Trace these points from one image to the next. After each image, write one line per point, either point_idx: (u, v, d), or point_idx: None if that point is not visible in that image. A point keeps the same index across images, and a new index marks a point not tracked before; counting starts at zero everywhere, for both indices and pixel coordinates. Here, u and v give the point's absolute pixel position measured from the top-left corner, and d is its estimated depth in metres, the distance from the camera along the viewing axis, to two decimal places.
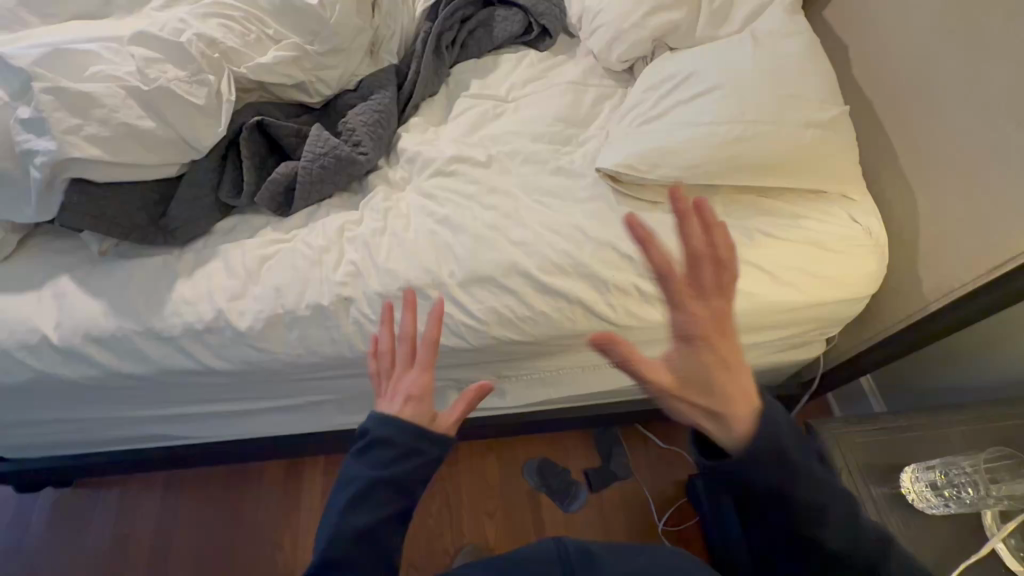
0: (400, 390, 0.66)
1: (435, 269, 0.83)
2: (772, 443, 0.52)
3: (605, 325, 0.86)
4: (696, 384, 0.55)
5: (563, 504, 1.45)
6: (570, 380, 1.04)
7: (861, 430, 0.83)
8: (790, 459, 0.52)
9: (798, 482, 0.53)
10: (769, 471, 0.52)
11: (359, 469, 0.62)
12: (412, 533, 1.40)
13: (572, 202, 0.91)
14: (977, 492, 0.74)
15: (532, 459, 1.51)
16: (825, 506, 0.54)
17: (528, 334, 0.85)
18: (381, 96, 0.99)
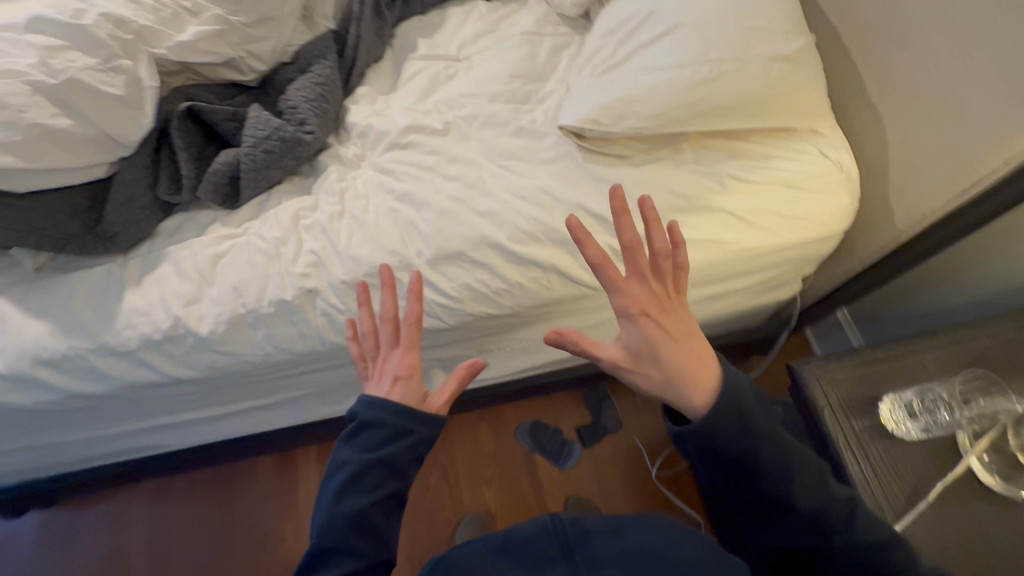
0: (388, 371, 0.65)
1: (402, 250, 0.80)
2: (732, 407, 0.53)
3: (583, 289, 0.84)
4: (651, 360, 0.55)
5: (558, 462, 1.48)
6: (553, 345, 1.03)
7: (838, 366, 0.84)
8: (754, 420, 0.53)
9: (764, 446, 0.54)
10: (736, 437, 0.53)
11: (351, 453, 0.61)
12: (413, 511, 1.42)
13: (537, 164, 0.87)
14: (951, 414, 0.78)
15: (524, 422, 1.53)
16: (792, 468, 0.55)
17: (506, 306, 0.83)
18: (321, 66, 0.91)
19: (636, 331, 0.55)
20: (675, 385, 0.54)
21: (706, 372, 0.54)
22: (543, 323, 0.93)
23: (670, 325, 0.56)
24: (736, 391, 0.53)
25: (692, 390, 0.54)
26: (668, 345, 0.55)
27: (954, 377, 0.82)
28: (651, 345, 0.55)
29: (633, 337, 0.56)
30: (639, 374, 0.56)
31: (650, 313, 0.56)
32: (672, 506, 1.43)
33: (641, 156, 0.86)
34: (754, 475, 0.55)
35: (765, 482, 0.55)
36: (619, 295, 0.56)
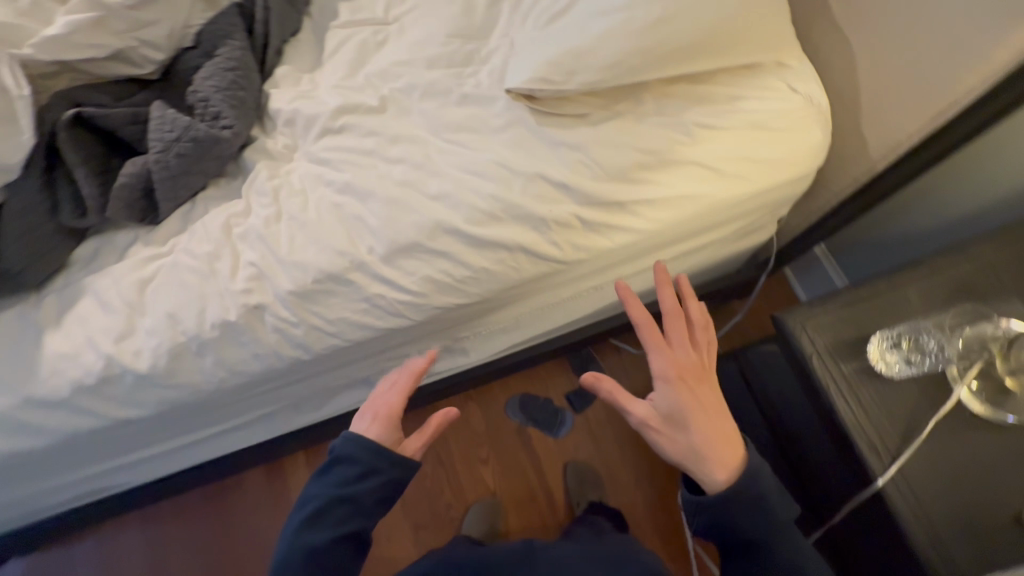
0: (371, 408, 0.74)
1: (351, 249, 0.72)
2: (749, 491, 0.66)
3: (553, 265, 0.79)
4: (679, 423, 0.69)
5: (552, 431, 1.48)
6: (532, 322, 0.98)
7: (824, 311, 0.82)
8: (773, 512, 0.67)
9: (777, 535, 0.67)
10: (750, 518, 0.66)
11: (321, 488, 0.69)
12: (413, 501, 1.40)
13: (488, 135, 0.79)
14: (942, 350, 0.76)
15: (513, 396, 1.51)
16: (802, 566, 0.66)
17: (474, 294, 0.77)
18: (230, 47, 0.80)
19: (672, 395, 0.69)
20: (696, 452, 0.67)
21: (729, 450, 0.68)
22: (517, 302, 0.88)
23: (701, 398, 0.70)
24: (758, 480, 0.67)
25: (712, 460, 0.67)
26: (698, 413, 0.69)
27: (950, 310, 0.79)
28: (682, 412, 0.69)
29: (668, 401, 0.70)
30: (665, 433, 0.69)
31: (683, 382, 0.70)
32: (666, 461, 1.46)
33: (600, 113, 0.78)
34: (766, 555, 0.66)
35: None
36: (662, 363, 0.71)
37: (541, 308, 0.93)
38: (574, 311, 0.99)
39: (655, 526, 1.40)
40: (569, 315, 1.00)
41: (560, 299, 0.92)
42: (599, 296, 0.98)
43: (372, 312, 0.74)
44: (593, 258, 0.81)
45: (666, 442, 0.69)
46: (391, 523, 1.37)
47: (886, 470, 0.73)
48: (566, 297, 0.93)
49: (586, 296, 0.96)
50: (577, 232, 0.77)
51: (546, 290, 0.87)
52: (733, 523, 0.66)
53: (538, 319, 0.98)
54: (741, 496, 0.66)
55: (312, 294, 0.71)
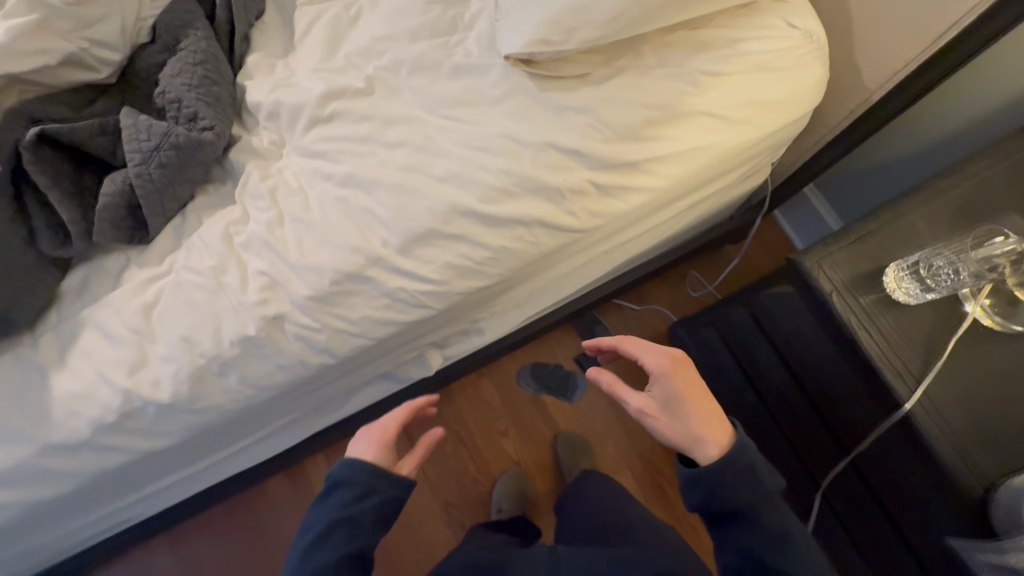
0: (367, 435, 0.80)
1: (365, 245, 0.68)
2: (742, 461, 0.71)
3: (571, 236, 0.77)
4: (674, 410, 0.75)
5: (567, 396, 1.50)
6: (546, 294, 0.97)
7: (838, 248, 0.84)
8: (763, 483, 0.71)
9: (764, 503, 0.71)
10: (741, 488, 0.70)
11: (324, 511, 0.75)
12: (441, 479, 1.41)
13: (487, 107, 0.75)
14: (960, 276, 0.77)
15: (524, 366, 1.51)
16: (789, 534, 0.69)
17: (496, 275, 0.75)
18: (193, 39, 0.73)
19: (666, 386, 0.75)
20: (688, 429, 0.73)
21: (720, 427, 0.73)
22: (534, 276, 0.86)
23: (693, 386, 0.76)
24: (749, 454, 0.72)
25: (703, 436, 0.72)
26: (691, 399, 0.74)
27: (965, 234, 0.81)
28: (676, 400, 0.74)
29: (663, 391, 0.76)
30: (663, 420, 0.75)
31: (676, 371, 0.76)
32: None
33: (601, 71, 0.75)
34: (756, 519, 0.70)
35: (763, 549, 0.68)
36: (660, 356, 0.77)
37: (556, 278, 0.92)
38: (585, 277, 0.99)
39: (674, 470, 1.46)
40: (581, 282, 1.00)
41: (574, 267, 0.91)
42: (609, 259, 0.98)
43: (394, 307, 0.71)
44: (608, 223, 0.79)
45: (664, 429, 0.75)
46: (422, 507, 1.38)
47: (913, 393, 0.76)
48: (580, 265, 0.91)
49: (598, 261, 0.95)
50: (592, 198, 0.75)
51: (562, 260, 0.85)
52: (723, 489, 0.71)
53: (552, 289, 0.96)
54: (731, 468, 0.71)
55: (331, 298, 0.67)
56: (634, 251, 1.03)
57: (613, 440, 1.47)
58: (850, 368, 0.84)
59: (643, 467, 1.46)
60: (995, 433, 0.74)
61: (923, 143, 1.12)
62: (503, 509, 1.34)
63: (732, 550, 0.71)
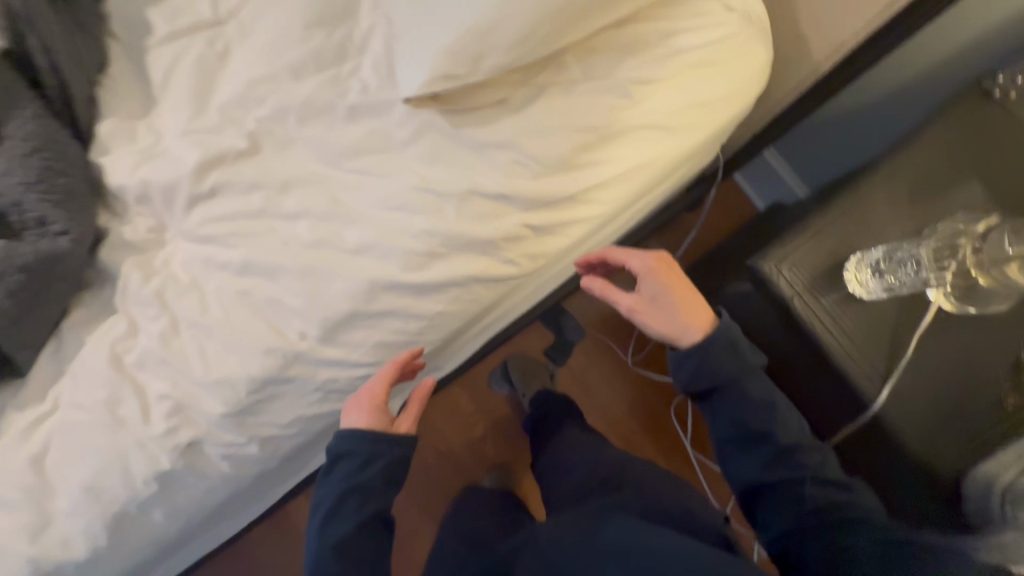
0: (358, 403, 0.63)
1: (282, 344, 0.60)
2: (724, 338, 0.63)
3: (513, 283, 0.70)
4: (662, 304, 0.65)
5: None
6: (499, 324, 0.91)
7: (795, 246, 0.79)
8: (745, 357, 0.65)
9: (749, 376, 0.64)
10: (724, 362, 0.63)
11: (333, 485, 0.65)
12: (428, 492, 1.40)
13: (396, 153, 0.65)
14: (919, 271, 0.74)
15: (493, 368, 1.48)
16: (774, 404, 0.63)
17: (438, 339, 0.69)
18: (20, 120, 0.60)
19: (654, 279, 0.65)
20: (674, 321, 0.65)
21: (706, 311, 0.65)
22: (483, 321, 0.79)
23: (678, 275, 0.66)
24: (731, 332, 0.64)
25: (688, 325, 0.64)
26: (678, 289, 0.65)
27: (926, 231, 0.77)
28: (663, 292, 0.65)
29: (650, 285, 0.66)
30: (651, 316, 0.66)
31: (660, 263, 0.66)
32: (651, 386, 1.51)
33: (521, 93, 0.66)
34: (737, 388, 0.63)
35: (749, 415, 0.62)
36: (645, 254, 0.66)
37: (507, 313, 0.85)
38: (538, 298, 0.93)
39: (659, 447, 1.47)
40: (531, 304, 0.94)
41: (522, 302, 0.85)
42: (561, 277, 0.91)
43: (328, 397, 0.64)
44: (551, 261, 0.72)
45: (653, 324, 0.66)
46: (409, 529, 1.37)
47: (880, 391, 0.74)
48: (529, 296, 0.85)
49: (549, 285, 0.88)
50: (529, 241, 0.68)
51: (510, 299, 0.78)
52: (711, 366, 0.63)
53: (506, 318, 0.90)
54: (716, 345, 0.63)
55: (252, 407, 0.60)
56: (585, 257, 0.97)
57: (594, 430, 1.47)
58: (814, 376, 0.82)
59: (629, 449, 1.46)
60: (959, 429, 0.73)
61: (873, 98, 1.07)
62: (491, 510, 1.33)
63: (723, 422, 0.64)
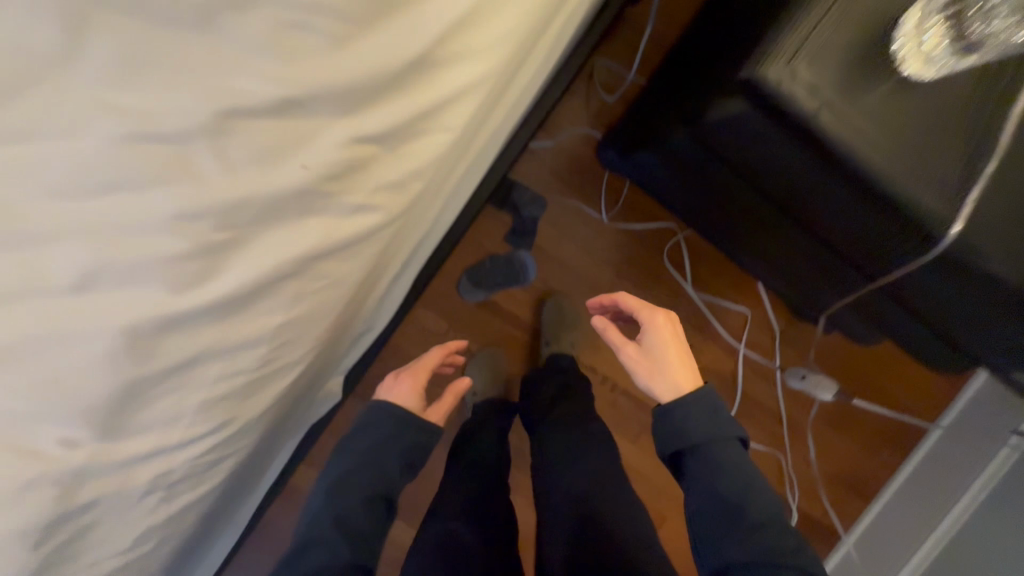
0: (397, 386, 0.80)
1: (35, 472, 0.36)
2: (705, 403, 0.66)
3: (383, 230, 0.44)
4: (653, 358, 0.70)
5: (519, 282, 1.26)
6: (410, 259, 0.67)
7: (809, 30, 0.50)
8: (726, 428, 0.65)
9: (725, 449, 0.64)
10: (706, 424, 0.64)
11: (354, 453, 0.70)
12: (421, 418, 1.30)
13: (61, 78, 0.33)
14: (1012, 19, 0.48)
15: (461, 275, 1.27)
16: (751, 482, 0.61)
17: (309, 346, 0.45)
18: None
19: (655, 336, 0.71)
20: (661, 375, 0.69)
21: (691, 375, 0.69)
22: (373, 278, 0.54)
23: (677, 338, 0.71)
24: (716, 401, 0.66)
25: (674, 380, 0.68)
26: (669, 347, 0.70)
27: None
28: (659, 347, 0.71)
29: (652, 338, 0.71)
30: (642, 366, 0.71)
31: (668, 325, 0.72)
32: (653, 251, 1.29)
33: None
34: (713, 454, 0.63)
35: (725, 489, 0.61)
36: (657, 313, 0.72)
37: (408, 248, 0.60)
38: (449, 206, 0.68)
39: (660, 299, 1.30)
40: (444, 213, 0.69)
41: (424, 225, 0.60)
42: (471, 170, 0.65)
43: (178, 491, 0.43)
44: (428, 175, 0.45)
45: (641, 372, 0.71)
46: None
47: (957, 215, 0.52)
48: (429, 218, 0.59)
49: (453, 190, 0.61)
50: (376, 165, 0.40)
51: (402, 238, 0.53)
52: (688, 424, 0.65)
53: (414, 250, 0.65)
54: (694, 404, 0.66)
55: (59, 560, 0.39)
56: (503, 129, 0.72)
57: (584, 304, 1.30)
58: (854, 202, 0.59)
59: None
60: None
61: None
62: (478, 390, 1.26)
63: (701, 495, 0.62)
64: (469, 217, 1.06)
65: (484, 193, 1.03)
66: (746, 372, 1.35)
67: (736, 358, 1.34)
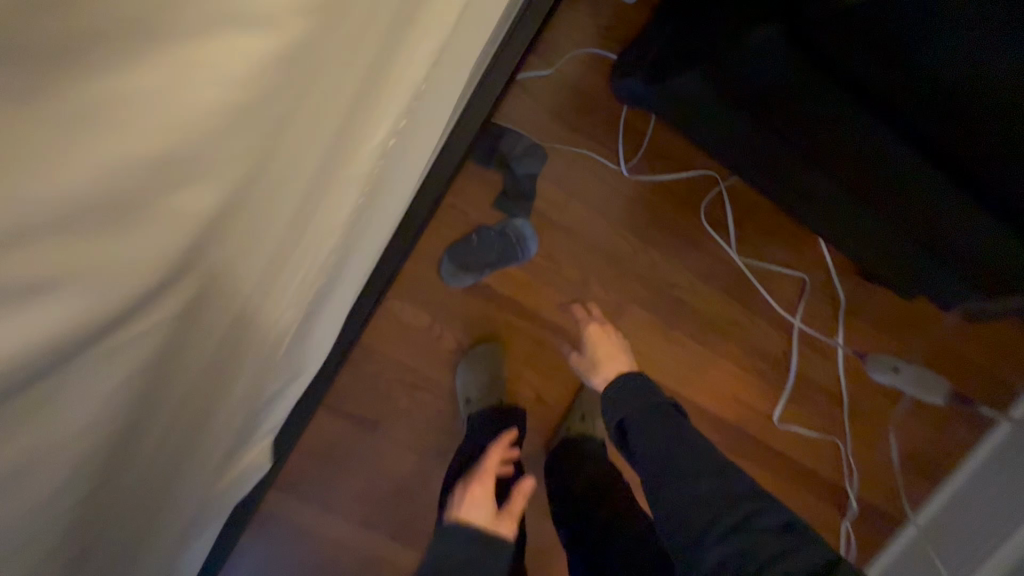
0: (469, 500, 0.78)
1: None
2: (640, 385, 0.83)
3: (272, 168, 0.24)
4: (592, 357, 0.94)
5: (518, 256, 0.98)
6: (331, 281, 0.44)
7: None
8: (655, 405, 0.80)
9: (656, 422, 0.77)
10: (634, 405, 0.80)
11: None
12: (409, 429, 1.09)
13: None
14: None
15: (442, 255, 1.00)
16: (690, 442, 0.74)
17: (123, 374, 0.23)
18: None
19: (597, 343, 0.94)
20: (602, 372, 0.91)
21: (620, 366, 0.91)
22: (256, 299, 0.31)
23: (613, 341, 0.94)
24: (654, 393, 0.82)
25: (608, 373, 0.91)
26: (606, 349, 0.93)
27: None
28: (595, 353, 0.94)
29: (592, 341, 0.96)
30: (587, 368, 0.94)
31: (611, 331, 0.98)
32: (686, 208, 1.01)
33: None
34: (642, 428, 0.78)
35: (671, 455, 0.72)
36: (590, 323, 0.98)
37: (320, 263, 0.37)
38: (385, 207, 0.48)
39: (695, 269, 1.03)
40: (380, 216, 0.48)
41: (341, 227, 0.37)
42: (413, 155, 0.45)
43: None
44: (326, 82, 0.25)
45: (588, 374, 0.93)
46: (400, 476, 1.10)
47: None
48: (344, 217, 0.36)
49: (385, 177, 0.40)
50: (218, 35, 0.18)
51: (284, 245, 0.30)
52: (623, 409, 0.81)
53: (335, 269, 0.43)
54: (626, 389, 0.83)
55: None
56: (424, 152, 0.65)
57: (600, 282, 1.02)
58: (969, 34, 0.57)
59: (652, 289, 1.03)
60: None
61: None
62: (473, 398, 1.03)
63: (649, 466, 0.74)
64: (443, 180, 0.78)
65: (460, 145, 0.75)
66: (801, 350, 1.09)
67: (790, 335, 1.08)
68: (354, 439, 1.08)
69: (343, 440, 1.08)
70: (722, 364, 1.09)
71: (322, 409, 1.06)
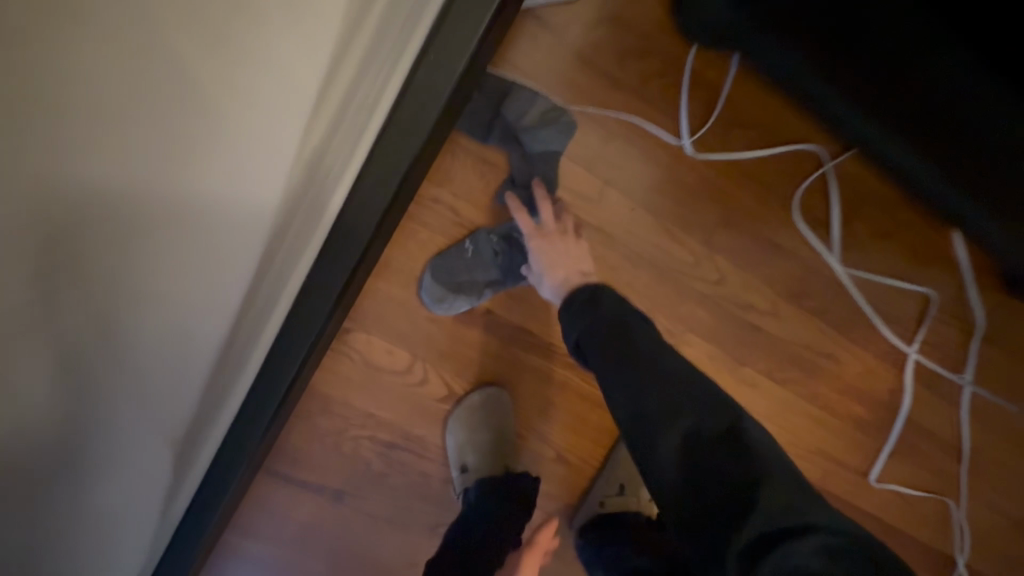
0: None
1: None
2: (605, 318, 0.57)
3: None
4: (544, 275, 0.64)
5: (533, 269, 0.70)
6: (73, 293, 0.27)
7: None
8: (628, 324, 0.56)
9: (631, 353, 0.54)
10: (607, 335, 0.56)
11: None
12: (385, 501, 0.80)
13: None
14: None
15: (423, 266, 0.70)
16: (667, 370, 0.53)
17: None
18: None
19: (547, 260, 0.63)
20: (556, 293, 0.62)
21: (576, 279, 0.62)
22: None
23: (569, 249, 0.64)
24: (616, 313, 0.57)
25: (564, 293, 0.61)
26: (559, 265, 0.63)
27: None
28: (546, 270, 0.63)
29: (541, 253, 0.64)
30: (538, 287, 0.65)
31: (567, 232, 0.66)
32: (773, 197, 0.70)
33: None
34: (608, 364, 0.54)
35: (644, 375, 0.52)
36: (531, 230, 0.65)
37: None
38: (212, 209, 0.32)
39: (778, 283, 0.73)
40: (203, 213, 0.31)
41: None
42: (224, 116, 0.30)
43: None
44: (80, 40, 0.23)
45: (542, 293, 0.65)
46: (373, 564, 0.81)
47: None
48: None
49: (107, 118, 0.25)
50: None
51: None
52: (585, 336, 0.57)
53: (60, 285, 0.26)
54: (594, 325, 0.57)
55: None
56: (337, 181, 0.46)
57: (647, 304, 0.73)
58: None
59: (719, 312, 0.74)
60: None
61: None
62: (471, 465, 0.76)
63: (623, 403, 0.52)
64: (409, 159, 0.49)
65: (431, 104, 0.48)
66: (915, 390, 0.80)
67: (901, 371, 0.79)
68: (308, 516, 0.79)
69: (294, 519, 0.79)
70: (807, 408, 0.80)
71: (264, 477, 0.77)
